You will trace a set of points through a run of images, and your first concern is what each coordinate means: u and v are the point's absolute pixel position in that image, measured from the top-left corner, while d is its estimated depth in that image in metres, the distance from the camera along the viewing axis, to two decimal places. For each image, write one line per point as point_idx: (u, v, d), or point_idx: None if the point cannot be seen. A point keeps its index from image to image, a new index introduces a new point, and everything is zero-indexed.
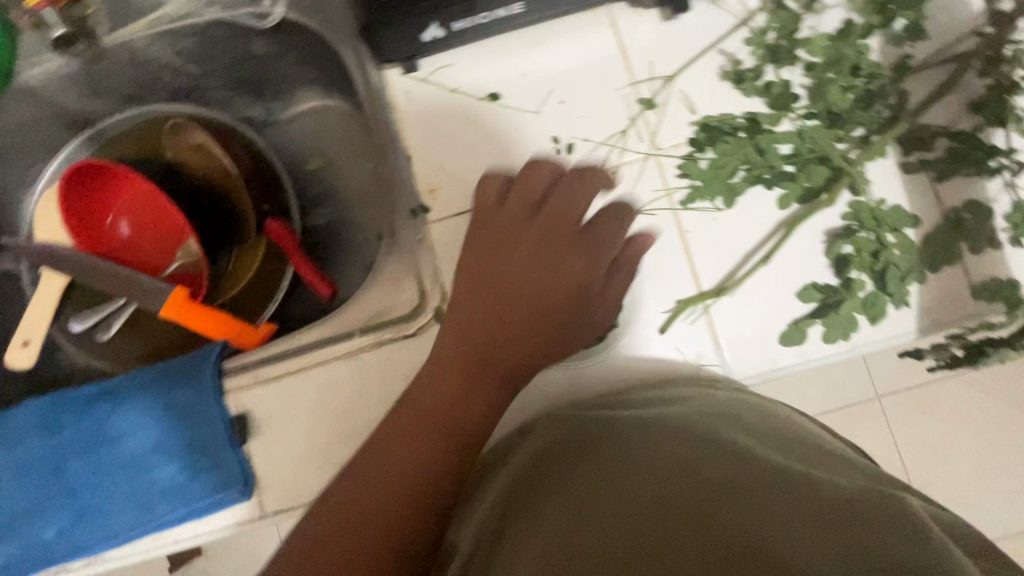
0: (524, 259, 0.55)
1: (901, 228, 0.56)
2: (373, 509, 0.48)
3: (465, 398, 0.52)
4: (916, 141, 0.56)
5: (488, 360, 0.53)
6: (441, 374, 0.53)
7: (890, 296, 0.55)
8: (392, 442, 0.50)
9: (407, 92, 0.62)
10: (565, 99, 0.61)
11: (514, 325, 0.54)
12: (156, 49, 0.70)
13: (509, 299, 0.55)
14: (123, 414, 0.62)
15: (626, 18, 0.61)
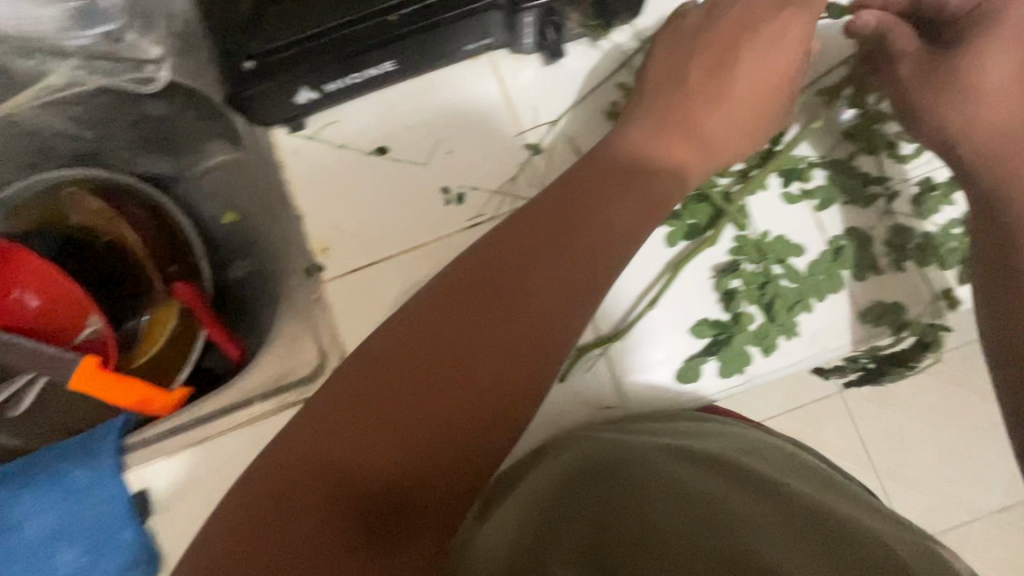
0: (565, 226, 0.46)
1: (785, 259, 0.57)
2: (370, 447, 0.38)
3: (510, 343, 0.42)
4: (794, 173, 0.58)
5: (526, 299, 0.43)
6: (458, 299, 0.43)
7: (779, 328, 0.55)
8: (382, 404, 0.39)
9: (295, 151, 0.61)
10: (453, 149, 0.61)
11: (555, 259, 0.45)
12: (45, 118, 0.69)
13: (549, 222, 0.47)
14: (19, 501, 0.59)
15: (508, 65, 0.61)
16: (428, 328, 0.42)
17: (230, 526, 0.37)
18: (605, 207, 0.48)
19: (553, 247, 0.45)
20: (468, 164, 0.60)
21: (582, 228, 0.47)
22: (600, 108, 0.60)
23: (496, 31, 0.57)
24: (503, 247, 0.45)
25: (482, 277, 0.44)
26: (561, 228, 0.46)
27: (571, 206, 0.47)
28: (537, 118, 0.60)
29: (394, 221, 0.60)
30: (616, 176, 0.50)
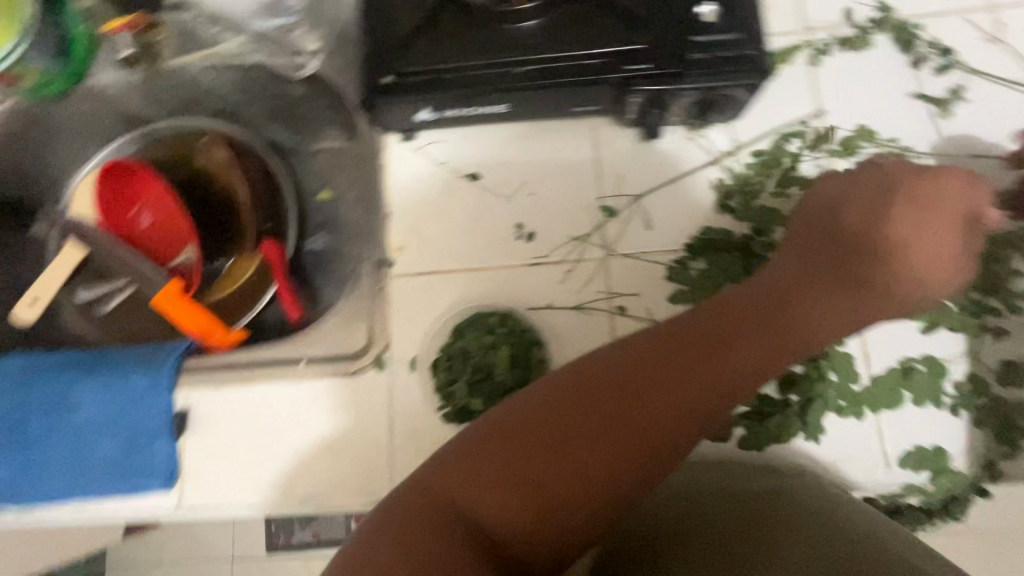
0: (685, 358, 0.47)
1: (847, 373, 0.57)
2: (493, 503, 0.43)
3: (617, 456, 0.44)
4: None
5: (642, 419, 0.45)
6: (583, 397, 0.46)
7: (808, 426, 0.57)
8: (499, 472, 0.44)
9: (400, 157, 0.68)
10: (536, 192, 0.66)
11: (688, 385, 0.46)
12: (208, 76, 0.81)
13: (688, 340, 0.48)
14: (85, 386, 0.67)
15: (609, 132, 0.66)
16: (551, 413, 0.45)
17: (377, 525, 0.42)
18: (735, 338, 0.48)
19: (687, 371, 0.46)
20: (546, 209, 0.65)
21: (721, 359, 0.47)
22: (682, 193, 0.64)
23: (603, 103, 0.61)
24: (637, 352, 0.48)
25: (614, 381, 0.46)
26: (696, 355, 0.47)
27: (714, 330, 0.48)
28: (620, 186, 0.65)
29: (466, 242, 0.66)
30: (774, 307, 0.49)
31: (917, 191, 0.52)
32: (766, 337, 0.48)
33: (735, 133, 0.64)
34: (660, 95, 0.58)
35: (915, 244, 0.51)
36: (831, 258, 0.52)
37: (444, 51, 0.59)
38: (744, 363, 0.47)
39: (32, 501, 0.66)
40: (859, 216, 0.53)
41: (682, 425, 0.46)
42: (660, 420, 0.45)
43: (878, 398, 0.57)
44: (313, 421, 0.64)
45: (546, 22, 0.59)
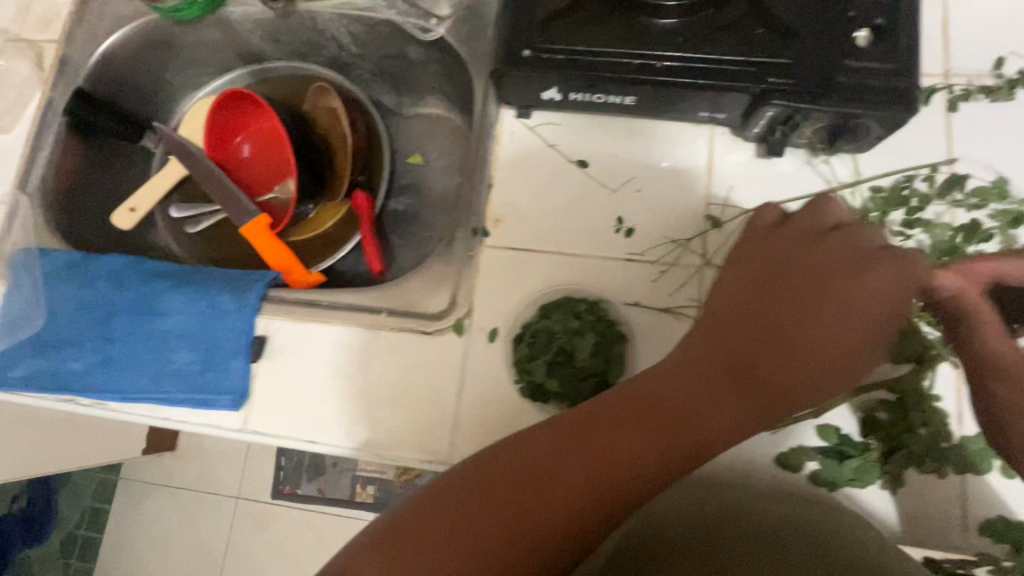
0: (624, 433, 0.44)
1: (942, 425, 0.53)
2: None
3: (540, 521, 0.41)
4: None
5: (551, 487, 0.42)
6: (467, 491, 0.42)
7: (886, 474, 0.54)
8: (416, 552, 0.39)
9: (511, 133, 0.69)
10: (642, 189, 0.66)
11: (578, 472, 0.42)
12: (334, 24, 0.82)
13: (581, 428, 0.44)
14: (175, 296, 0.70)
15: (724, 142, 0.65)
16: (467, 490, 0.41)
17: None
18: (625, 430, 0.44)
19: (571, 459, 0.43)
20: (649, 207, 0.65)
21: (603, 449, 0.43)
22: (790, 215, 0.63)
23: (733, 110, 0.60)
24: (526, 458, 0.43)
25: (500, 469, 0.42)
26: (580, 444, 0.43)
27: (605, 424, 0.45)
28: (728, 197, 0.64)
29: (563, 226, 0.66)
30: (664, 411, 0.46)
31: (813, 267, 0.49)
32: (672, 417, 0.45)
33: (856, 164, 0.62)
34: (795, 112, 0.57)
35: (801, 329, 0.48)
36: (727, 366, 0.47)
37: (582, 35, 0.59)
38: (635, 455, 0.44)
39: (106, 395, 0.68)
40: (758, 306, 0.49)
41: (584, 521, 0.41)
42: (546, 521, 0.41)
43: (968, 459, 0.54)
44: (384, 370, 0.65)
45: (688, 21, 0.58)
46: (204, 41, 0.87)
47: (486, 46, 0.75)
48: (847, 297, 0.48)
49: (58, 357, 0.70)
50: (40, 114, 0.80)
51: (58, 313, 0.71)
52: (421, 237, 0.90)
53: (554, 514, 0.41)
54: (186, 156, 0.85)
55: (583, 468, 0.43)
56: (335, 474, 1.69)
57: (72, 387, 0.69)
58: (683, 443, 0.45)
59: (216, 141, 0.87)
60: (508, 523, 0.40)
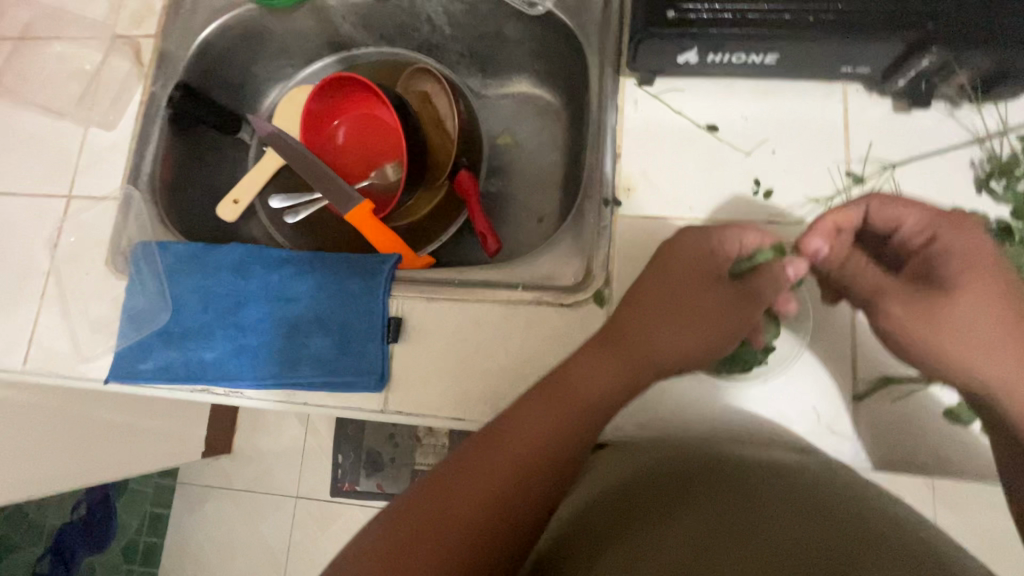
0: (536, 415, 0.50)
1: None
2: None
3: (494, 494, 0.46)
4: None
5: (497, 470, 0.47)
6: (430, 505, 0.46)
7: None
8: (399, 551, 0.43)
9: (634, 102, 0.69)
10: (776, 150, 0.65)
11: (505, 457, 0.48)
12: (431, 5, 0.82)
13: (491, 436, 0.50)
14: (303, 281, 0.70)
15: (859, 99, 0.64)
16: (433, 502, 0.46)
17: None
18: (526, 417, 0.50)
19: (492, 449, 0.49)
20: (786, 168, 0.64)
21: (517, 439, 0.49)
22: (938, 168, 0.62)
23: (878, 62, 0.59)
24: (471, 450, 0.49)
25: (459, 467, 0.48)
26: (494, 438, 0.49)
27: (509, 426, 0.50)
28: (868, 153, 0.63)
29: (697, 192, 0.65)
30: (563, 408, 0.51)
31: (677, 287, 0.54)
32: (575, 403, 0.51)
33: (1004, 113, 0.61)
34: (953, 60, 0.56)
35: (649, 331, 0.53)
36: (625, 361, 0.53)
37: None
38: (550, 428, 0.50)
39: (241, 382, 0.68)
40: (638, 316, 0.54)
41: (521, 478, 0.47)
42: (482, 494, 0.46)
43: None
44: (525, 344, 0.64)
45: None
46: (297, 30, 0.87)
47: (595, 17, 0.74)
48: (717, 297, 0.53)
49: (189, 348, 0.70)
50: (143, 108, 0.80)
51: (186, 303, 0.72)
52: (520, 217, 0.89)
53: (513, 489, 0.47)
54: (283, 144, 0.84)
55: (518, 454, 0.48)
56: (395, 468, 1.53)
57: (206, 377, 0.68)
58: (583, 417, 0.51)
59: (312, 128, 0.86)
60: (471, 508, 0.45)
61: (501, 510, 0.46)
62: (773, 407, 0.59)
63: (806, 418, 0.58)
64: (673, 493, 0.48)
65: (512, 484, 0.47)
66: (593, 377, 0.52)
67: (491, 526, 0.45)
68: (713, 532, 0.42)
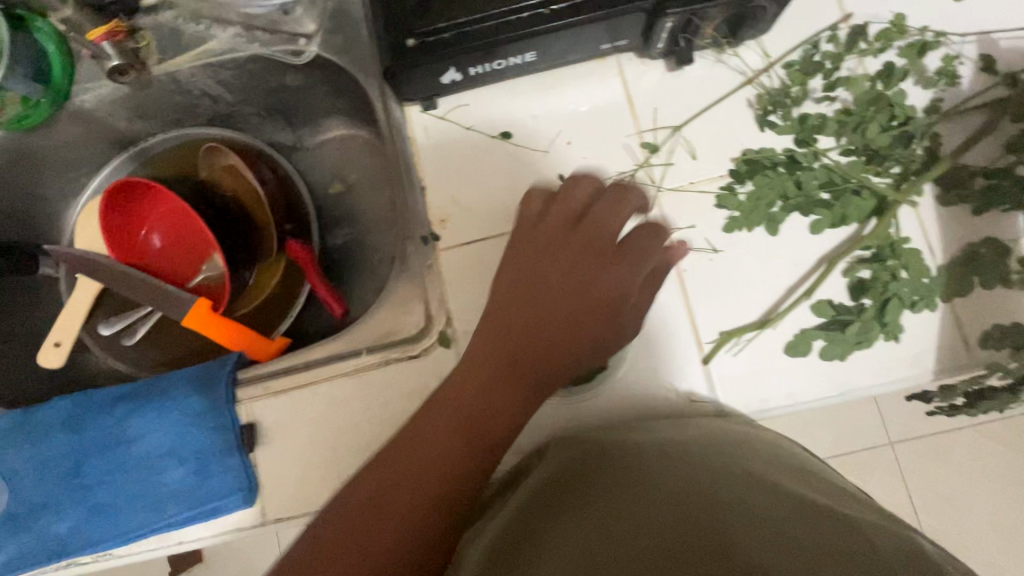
0: (479, 352, 0.50)
1: (916, 267, 0.57)
2: None
3: (423, 476, 0.43)
4: (954, 182, 0.58)
5: (426, 455, 0.44)
6: (359, 501, 0.42)
7: (883, 327, 0.57)
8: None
9: (424, 128, 0.66)
10: (571, 140, 0.64)
11: (431, 442, 0.44)
12: (198, 79, 0.76)
13: (401, 441, 0.45)
14: (142, 417, 0.65)
15: (633, 68, 0.64)
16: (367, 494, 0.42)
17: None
18: (439, 405, 0.47)
19: (407, 455, 0.44)
20: (584, 156, 0.64)
21: (431, 426, 0.46)
22: (723, 116, 0.63)
23: (632, 32, 0.59)
24: (445, 395, 0.48)
25: (384, 463, 0.44)
26: (411, 443, 0.45)
27: (423, 426, 0.46)
28: (656, 119, 0.64)
29: (509, 204, 0.64)
30: (480, 412, 0.46)
31: (569, 234, 0.54)
32: (513, 352, 0.50)
33: (764, 47, 0.63)
34: (693, 16, 0.56)
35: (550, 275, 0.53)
36: (518, 325, 0.50)
37: (463, 6, 0.55)
38: (484, 375, 0.48)
39: (106, 544, 0.63)
40: (537, 260, 0.54)
41: (450, 450, 0.44)
42: (415, 492, 0.42)
43: (953, 281, 0.57)
44: (384, 409, 0.62)
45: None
46: (66, 142, 0.79)
47: (366, 50, 0.71)
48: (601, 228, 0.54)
49: (39, 527, 0.63)
50: None
51: (22, 481, 0.65)
52: (372, 264, 0.86)
53: (437, 476, 0.43)
54: (93, 269, 0.78)
55: (455, 412, 0.46)
56: None
57: (67, 551, 0.62)
58: (517, 376, 0.49)
59: (120, 242, 0.80)
60: (422, 450, 0.44)
61: (426, 504, 0.42)
62: (631, 392, 0.60)
63: (669, 392, 0.59)
64: (573, 496, 0.45)
65: (467, 442, 0.45)
66: (522, 304, 0.52)
67: (420, 520, 0.41)
68: (601, 521, 0.40)
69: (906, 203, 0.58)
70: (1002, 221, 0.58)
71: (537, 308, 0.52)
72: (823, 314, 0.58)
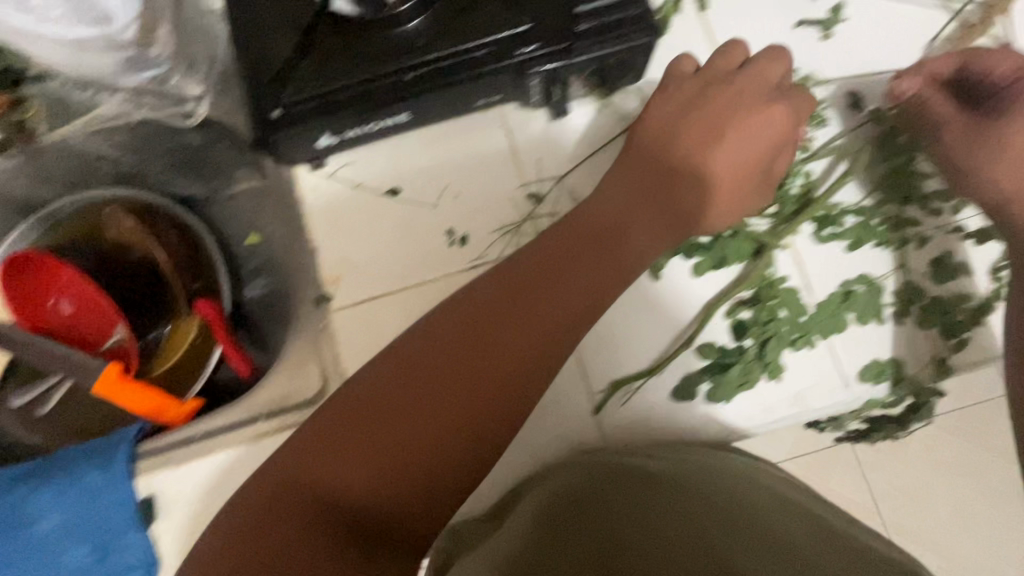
0: (567, 286, 0.50)
1: (795, 305, 0.58)
2: (314, 543, 0.40)
3: (462, 397, 0.45)
4: (826, 219, 0.59)
5: (467, 377, 0.45)
6: (381, 396, 0.44)
7: (766, 366, 0.57)
8: (326, 458, 0.43)
9: (314, 188, 0.66)
10: (460, 194, 0.65)
11: (476, 366, 0.46)
12: (93, 144, 0.75)
13: (453, 344, 0.47)
14: (37, 498, 0.63)
15: (517, 118, 0.64)
16: (365, 403, 0.44)
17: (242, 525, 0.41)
18: (494, 325, 0.48)
19: (442, 363, 0.46)
20: (471, 209, 0.64)
21: (486, 352, 0.46)
22: (604, 163, 0.63)
23: (505, 89, 0.60)
24: (464, 312, 0.48)
25: (405, 364, 0.46)
26: (461, 354, 0.46)
27: (486, 323, 0.47)
28: (541, 169, 0.64)
29: (400, 261, 0.64)
30: (535, 336, 0.48)
31: (660, 150, 0.56)
32: (576, 278, 0.50)
33: (643, 93, 0.64)
34: (561, 73, 0.57)
35: (667, 199, 0.54)
36: (571, 244, 0.52)
37: (326, 71, 0.55)
38: (559, 299, 0.49)
39: None
40: (648, 197, 0.54)
41: (494, 394, 0.46)
42: (449, 410, 0.44)
43: (831, 318, 0.58)
44: None
45: (429, 16, 0.55)
46: None
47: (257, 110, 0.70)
48: (675, 157, 0.56)
49: None
50: None
51: None
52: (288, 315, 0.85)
53: (475, 395, 0.45)
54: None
55: (512, 340, 0.47)
56: None
57: None
58: (594, 292, 0.51)
59: (27, 311, 0.78)
60: (452, 372, 0.46)
61: (458, 426, 0.44)
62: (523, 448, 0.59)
63: (558, 442, 0.59)
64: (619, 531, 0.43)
65: (508, 375, 0.46)
66: (601, 234, 0.53)
67: (447, 437, 0.44)
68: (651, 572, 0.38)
69: (780, 244, 0.59)
70: (871, 257, 0.59)
71: (622, 239, 0.53)
72: (707, 357, 0.58)
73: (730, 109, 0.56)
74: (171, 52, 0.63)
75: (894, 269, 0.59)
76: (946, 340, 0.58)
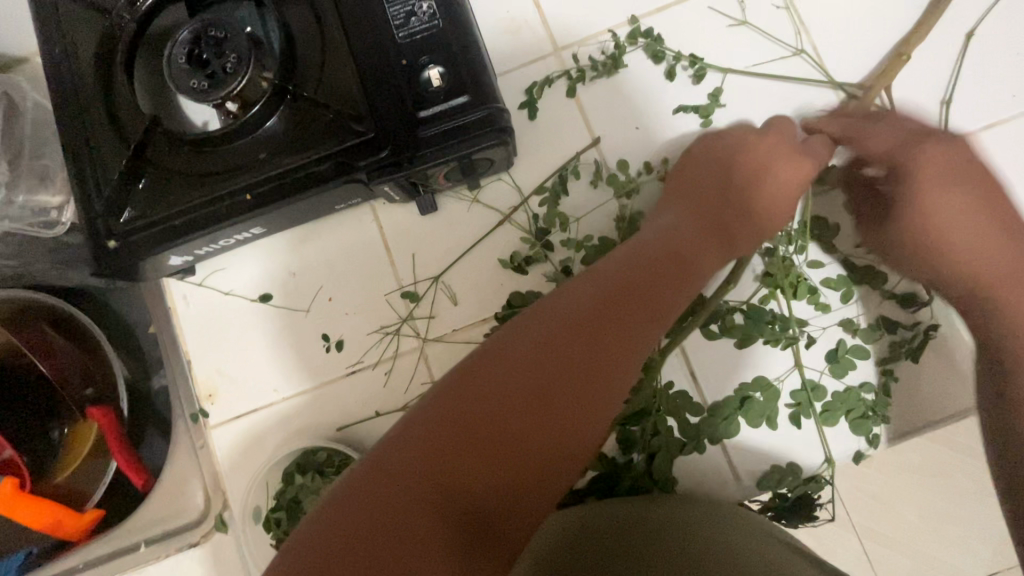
0: (649, 292, 0.44)
1: (684, 412, 0.56)
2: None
3: (558, 424, 0.37)
4: (715, 317, 0.57)
5: (562, 397, 0.38)
6: (474, 411, 0.36)
7: (655, 479, 0.56)
8: (424, 496, 0.33)
9: (184, 297, 0.63)
10: (333, 296, 0.62)
11: (569, 376, 0.38)
12: None
13: (542, 351, 0.39)
14: None
15: (388, 213, 0.62)
16: (441, 421, 0.36)
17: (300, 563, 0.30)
18: (584, 330, 0.40)
19: (537, 378, 0.38)
20: (347, 312, 0.61)
21: (573, 362, 0.39)
22: (480, 257, 0.61)
23: (362, 192, 0.57)
24: (555, 313, 0.41)
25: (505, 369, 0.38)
26: (562, 363, 0.39)
27: (576, 333, 0.40)
28: (415, 266, 0.61)
29: (274, 371, 0.62)
30: (613, 349, 0.41)
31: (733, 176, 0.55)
32: (662, 289, 0.45)
33: (517, 180, 0.61)
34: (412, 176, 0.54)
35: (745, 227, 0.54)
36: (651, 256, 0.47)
37: (165, 199, 0.53)
38: (650, 309, 0.44)
39: None
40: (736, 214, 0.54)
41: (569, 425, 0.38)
42: (529, 439, 0.36)
43: (722, 423, 0.56)
44: None
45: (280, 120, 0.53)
46: None
47: None
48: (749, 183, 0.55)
49: None
50: None
51: None
52: None
53: (560, 419, 0.37)
54: None
55: (612, 352, 0.40)
56: None
57: None
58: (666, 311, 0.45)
59: None
60: (550, 390, 0.38)
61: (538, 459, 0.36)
62: None
63: None
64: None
65: (592, 399, 0.39)
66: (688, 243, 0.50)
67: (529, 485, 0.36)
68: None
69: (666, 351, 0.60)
70: (764, 355, 0.59)
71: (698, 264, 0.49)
72: (596, 469, 0.58)
73: (771, 156, 0.55)
74: (9, 176, 0.65)
75: (791, 366, 0.58)
76: (840, 430, 0.58)
